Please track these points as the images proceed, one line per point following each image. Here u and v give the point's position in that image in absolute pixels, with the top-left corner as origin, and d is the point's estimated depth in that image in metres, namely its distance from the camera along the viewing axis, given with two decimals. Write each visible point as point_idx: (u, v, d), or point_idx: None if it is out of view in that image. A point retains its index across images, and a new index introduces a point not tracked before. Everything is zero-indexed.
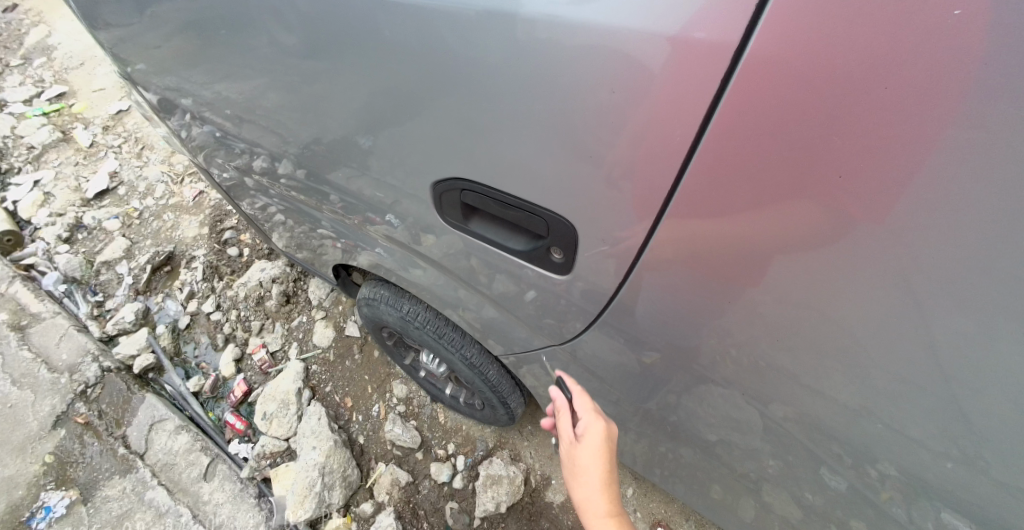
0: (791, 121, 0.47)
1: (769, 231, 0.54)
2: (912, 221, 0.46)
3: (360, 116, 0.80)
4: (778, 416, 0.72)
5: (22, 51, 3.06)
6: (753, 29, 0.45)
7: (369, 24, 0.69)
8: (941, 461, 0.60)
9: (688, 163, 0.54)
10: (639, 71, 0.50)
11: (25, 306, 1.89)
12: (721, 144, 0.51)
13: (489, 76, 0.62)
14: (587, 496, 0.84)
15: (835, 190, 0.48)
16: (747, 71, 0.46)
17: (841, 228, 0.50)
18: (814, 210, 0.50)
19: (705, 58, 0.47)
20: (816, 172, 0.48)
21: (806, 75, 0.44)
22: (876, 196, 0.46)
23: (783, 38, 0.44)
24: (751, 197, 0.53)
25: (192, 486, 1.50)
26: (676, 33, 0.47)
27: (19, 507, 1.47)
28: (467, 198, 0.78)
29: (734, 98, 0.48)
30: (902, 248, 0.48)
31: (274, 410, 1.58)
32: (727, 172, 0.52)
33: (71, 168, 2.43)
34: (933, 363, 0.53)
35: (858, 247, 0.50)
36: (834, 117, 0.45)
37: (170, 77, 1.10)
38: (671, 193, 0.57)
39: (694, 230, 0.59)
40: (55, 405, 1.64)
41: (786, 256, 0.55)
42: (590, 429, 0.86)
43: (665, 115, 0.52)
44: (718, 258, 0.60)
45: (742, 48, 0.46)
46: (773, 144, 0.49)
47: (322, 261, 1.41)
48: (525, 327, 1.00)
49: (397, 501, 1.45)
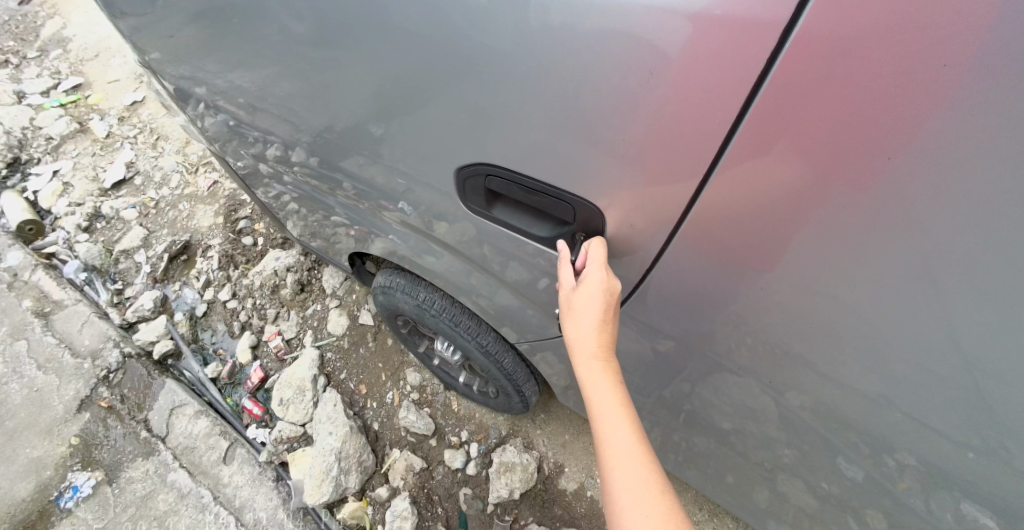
0: (833, 104, 0.44)
1: (804, 219, 0.52)
2: (948, 211, 0.44)
3: (372, 104, 0.80)
4: (795, 405, 0.72)
5: (38, 43, 3.10)
6: (797, 7, 0.42)
7: (381, 11, 0.68)
8: (962, 452, 0.59)
9: (723, 146, 0.52)
10: (666, 52, 0.49)
11: (49, 294, 1.94)
12: (758, 129, 0.49)
13: (500, 64, 0.61)
14: (577, 335, 0.70)
15: (879, 178, 0.45)
16: (792, 51, 0.44)
17: (879, 217, 0.47)
18: (854, 199, 0.48)
19: (741, 39, 0.45)
20: (858, 157, 0.45)
21: (858, 55, 0.41)
22: (917, 185, 0.44)
23: (831, 16, 0.41)
24: (784, 184, 0.51)
25: (212, 469, 1.54)
26: (702, 12, 0.45)
27: (49, 487, 1.52)
28: (491, 184, 0.76)
29: (773, 82, 0.46)
30: (934, 240, 0.46)
31: (290, 396, 1.60)
32: (762, 158, 0.50)
33: (88, 158, 2.47)
34: (956, 354, 0.52)
35: (893, 238, 0.48)
36: (885, 101, 0.42)
37: (184, 66, 1.10)
38: (701, 180, 0.55)
39: (723, 216, 0.57)
40: (79, 389, 1.69)
41: (820, 247, 0.53)
42: (592, 278, 0.67)
43: (696, 99, 0.50)
44: (748, 247, 0.58)
45: (785, 27, 0.43)
46: (814, 127, 0.46)
47: (336, 250, 1.42)
48: (539, 314, 1.00)
49: (411, 486, 1.48)
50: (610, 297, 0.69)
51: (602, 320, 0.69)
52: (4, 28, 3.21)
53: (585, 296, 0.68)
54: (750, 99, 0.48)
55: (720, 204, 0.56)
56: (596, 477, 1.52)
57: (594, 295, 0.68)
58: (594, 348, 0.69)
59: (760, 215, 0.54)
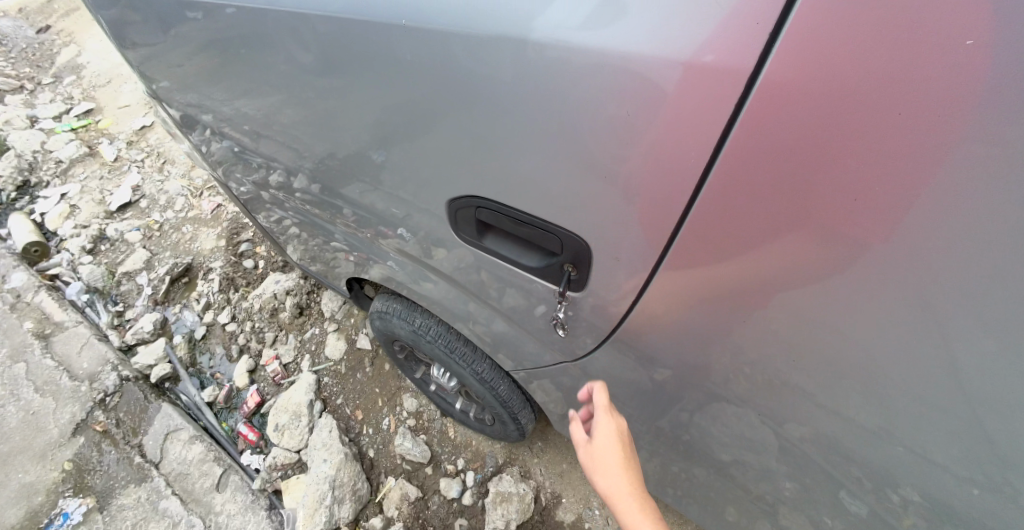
0: (801, 146, 0.46)
1: (783, 255, 0.53)
2: (924, 245, 0.45)
3: (373, 132, 0.81)
4: (794, 436, 0.70)
5: (53, 71, 3.19)
6: (762, 56, 0.45)
7: (384, 44, 0.70)
8: (967, 487, 0.58)
9: (703, 182, 0.53)
10: (647, 93, 0.51)
11: (50, 315, 1.94)
12: (731, 168, 0.51)
13: (497, 96, 0.63)
14: (610, 484, 0.76)
15: (851, 214, 0.47)
16: (761, 96, 0.46)
17: (857, 251, 0.49)
18: (830, 233, 0.49)
19: (712, 83, 0.47)
20: (828, 195, 0.47)
21: (820, 99, 0.44)
22: (888, 221, 0.46)
23: (792, 65, 0.44)
24: (761, 218, 0.52)
25: (204, 496, 1.51)
26: (690, 58, 0.47)
27: (39, 513, 1.49)
28: (482, 215, 0.78)
29: (744, 123, 0.48)
30: (914, 271, 0.47)
31: (286, 421, 1.59)
32: (738, 194, 0.52)
33: (96, 181, 2.51)
34: (956, 385, 0.51)
35: (872, 271, 0.49)
36: (849, 141, 0.44)
37: (192, 94, 1.13)
38: (681, 215, 0.57)
39: (706, 249, 0.58)
40: (75, 412, 1.68)
41: (800, 281, 0.54)
42: (601, 424, 0.79)
43: (675, 137, 0.52)
44: (731, 280, 0.59)
45: (752, 73, 0.46)
46: (783, 166, 0.48)
47: (335, 274, 1.43)
48: (535, 342, 0.99)
49: (406, 516, 1.44)
50: (622, 436, 0.79)
51: (626, 461, 0.77)
52: (22, 57, 3.32)
53: (602, 440, 0.78)
54: (723, 139, 0.50)
55: (701, 239, 0.57)
56: (594, 508, 1.47)
57: (608, 435, 0.78)
58: (629, 489, 0.74)
59: (741, 251, 0.56)
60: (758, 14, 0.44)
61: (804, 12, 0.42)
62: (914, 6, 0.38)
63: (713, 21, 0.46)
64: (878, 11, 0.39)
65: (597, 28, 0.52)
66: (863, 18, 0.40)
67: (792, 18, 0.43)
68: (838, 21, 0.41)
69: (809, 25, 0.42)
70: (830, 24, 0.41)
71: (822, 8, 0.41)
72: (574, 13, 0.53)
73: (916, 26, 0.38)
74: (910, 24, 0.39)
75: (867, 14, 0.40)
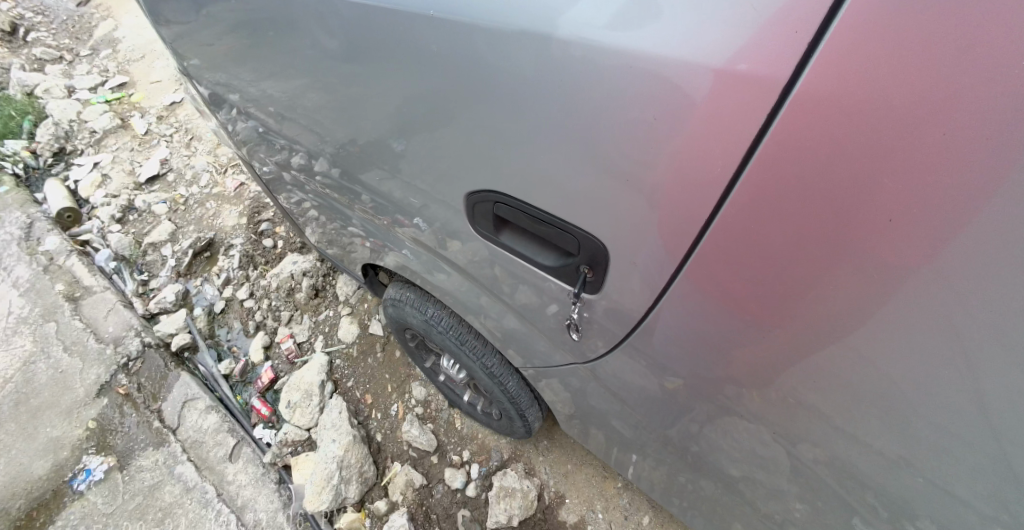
0: (833, 164, 0.44)
1: (809, 273, 0.50)
2: (960, 275, 0.42)
3: (394, 120, 0.80)
4: (807, 457, 0.68)
5: (91, 43, 3.26)
6: (799, 65, 0.42)
7: (410, 34, 0.69)
8: (990, 526, 0.55)
9: (728, 194, 0.51)
10: (674, 100, 0.48)
11: (79, 280, 2.01)
12: (759, 181, 0.48)
13: (520, 91, 0.61)
14: None
15: (884, 236, 0.44)
16: (795, 107, 0.43)
17: (889, 276, 0.46)
18: (861, 254, 0.46)
19: (745, 92, 0.45)
20: (858, 216, 0.45)
21: (856, 114, 0.41)
22: (926, 247, 0.42)
23: (830, 77, 0.41)
24: (788, 233, 0.49)
25: (218, 465, 1.55)
26: (722, 66, 0.45)
27: (64, 467, 1.56)
28: (499, 210, 0.77)
29: (774, 135, 0.45)
30: (947, 303, 0.44)
31: (298, 399, 1.62)
32: (765, 208, 0.49)
33: (127, 153, 2.57)
34: (984, 420, 0.48)
35: (901, 298, 0.46)
36: (886, 158, 0.41)
37: (220, 73, 1.13)
38: (702, 225, 0.55)
39: (727, 261, 0.55)
40: (100, 374, 1.74)
41: (821, 302, 0.51)
42: None
43: (701, 147, 0.49)
44: (749, 296, 0.57)
45: (786, 84, 0.43)
46: (812, 180, 0.45)
47: (350, 259, 1.43)
48: (546, 341, 0.98)
49: (410, 502, 1.46)
50: None
51: None
52: (62, 28, 3.40)
53: None
54: (750, 150, 0.47)
55: (721, 251, 0.55)
56: (598, 511, 1.47)
57: None
58: None
59: (763, 265, 0.53)
60: (796, 21, 0.41)
61: (847, 20, 0.39)
62: (968, 21, 0.35)
63: (749, 28, 0.43)
64: (930, 23, 0.36)
65: (627, 30, 0.49)
66: (912, 31, 0.37)
67: (835, 26, 0.40)
68: (884, 32, 0.38)
69: (851, 34, 0.39)
70: (876, 36, 0.38)
71: (867, 16, 0.38)
72: (603, 11, 0.51)
73: (972, 40, 0.35)
74: (965, 38, 0.35)
75: (917, 25, 0.37)
